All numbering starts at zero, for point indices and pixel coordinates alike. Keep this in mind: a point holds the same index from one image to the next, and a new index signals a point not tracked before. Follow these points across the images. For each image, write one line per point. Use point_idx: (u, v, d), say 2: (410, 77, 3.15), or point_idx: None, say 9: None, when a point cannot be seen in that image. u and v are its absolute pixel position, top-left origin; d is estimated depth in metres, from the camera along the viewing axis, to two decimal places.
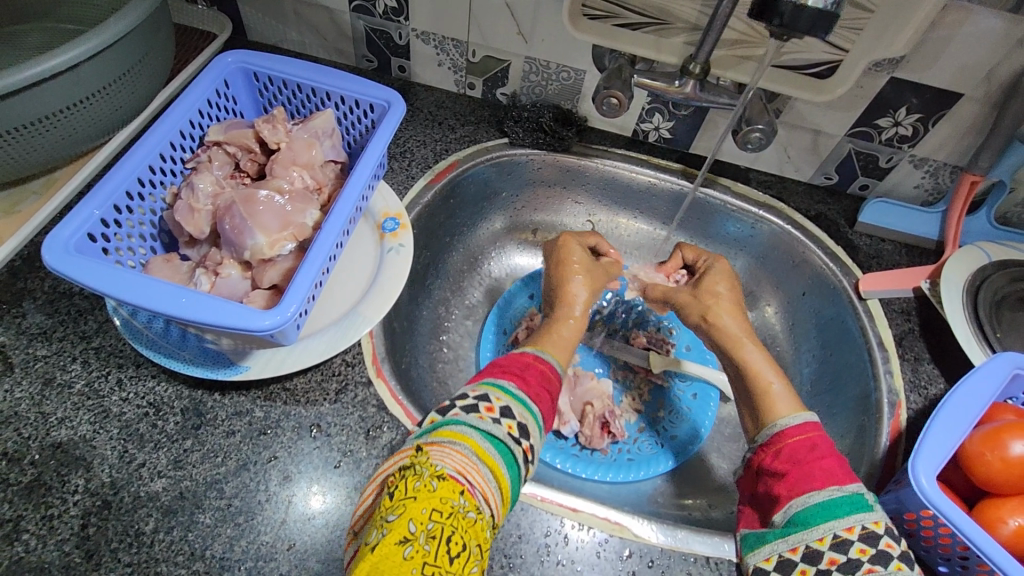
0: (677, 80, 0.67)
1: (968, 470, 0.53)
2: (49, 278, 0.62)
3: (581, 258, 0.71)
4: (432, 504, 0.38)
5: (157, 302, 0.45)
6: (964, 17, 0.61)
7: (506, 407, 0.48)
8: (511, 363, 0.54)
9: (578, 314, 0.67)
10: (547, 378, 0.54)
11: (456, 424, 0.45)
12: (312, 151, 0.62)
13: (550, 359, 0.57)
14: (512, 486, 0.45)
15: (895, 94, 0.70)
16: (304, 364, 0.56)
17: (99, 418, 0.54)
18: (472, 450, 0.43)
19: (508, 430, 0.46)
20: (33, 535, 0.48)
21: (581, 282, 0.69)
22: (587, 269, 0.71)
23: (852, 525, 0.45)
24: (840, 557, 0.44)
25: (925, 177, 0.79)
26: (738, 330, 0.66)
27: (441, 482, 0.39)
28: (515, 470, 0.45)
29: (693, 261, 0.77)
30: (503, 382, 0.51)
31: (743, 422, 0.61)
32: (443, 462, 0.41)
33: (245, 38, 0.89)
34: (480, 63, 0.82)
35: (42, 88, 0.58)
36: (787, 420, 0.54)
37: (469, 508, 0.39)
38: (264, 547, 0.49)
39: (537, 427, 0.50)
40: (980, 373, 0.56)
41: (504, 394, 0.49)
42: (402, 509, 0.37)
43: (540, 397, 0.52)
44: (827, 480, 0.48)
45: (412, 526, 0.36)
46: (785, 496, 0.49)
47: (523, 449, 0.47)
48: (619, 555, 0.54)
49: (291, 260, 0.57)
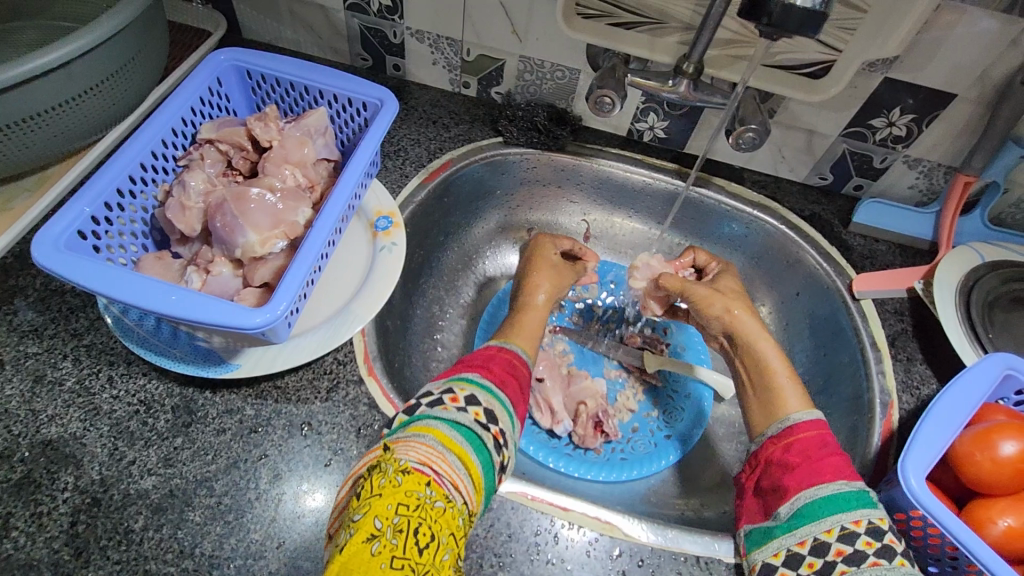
0: (671, 79, 0.67)
1: (959, 470, 0.54)
2: (41, 275, 0.62)
3: (551, 258, 0.75)
4: (397, 498, 0.38)
5: (147, 299, 0.45)
6: (957, 17, 0.61)
7: (471, 396, 0.49)
8: (476, 357, 0.55)
9: (541, 302, 0.69)
10: (512, 365, 0.55)
11: (423, 418, 0.45)
12: (304, 149, 0.61)
13: (514, 348, 0.58)
14: (485, 474, 0.45)
15: (889, 94, 0.70)
16: (294, 362, 0.56)
17: (89, 415, 0.54)
18: (437, 440, 0.43)
19: (475, 417, 0.47)
20: (22, 532, 0.48)
21: (543, 276, 0.72)
22: (553, 267, 0.74)
23: (859, 518, 0.45)
24: (847, 548, 0.44)
25: (919, 178, 0.79)
26: (756, 326, 0.66)
27: (406, 476, 0.40)
28: (487, 456, 0.45)
29: (704, 264, 0.78)
30: (467, 373, 0.51)
31: (748, 412, 0.61)
32: (408, 456, 0.41)
33: (240, 35, 0.89)
34: (475, 62, 0.82)
35: (35, 85, 0.58)
36: (801, 414, 0.55)
37: (437, 497, 0.40)
38: (254, 545, 0.49)
39: (507, 414, 0.50)
40: (970, 373, 0.56)
41: (468, 384, 0.50)
42: (368, 507, 0.38)
43: (506, 383, 0.53)
44: (836, 474, 0.49)
45: (377, 522, 0.37)
46: (793, 488, 0.49)
47: (492, 435, 0.47)
48: (608, 554, 0.54)
49: (283, 258, 0.57)
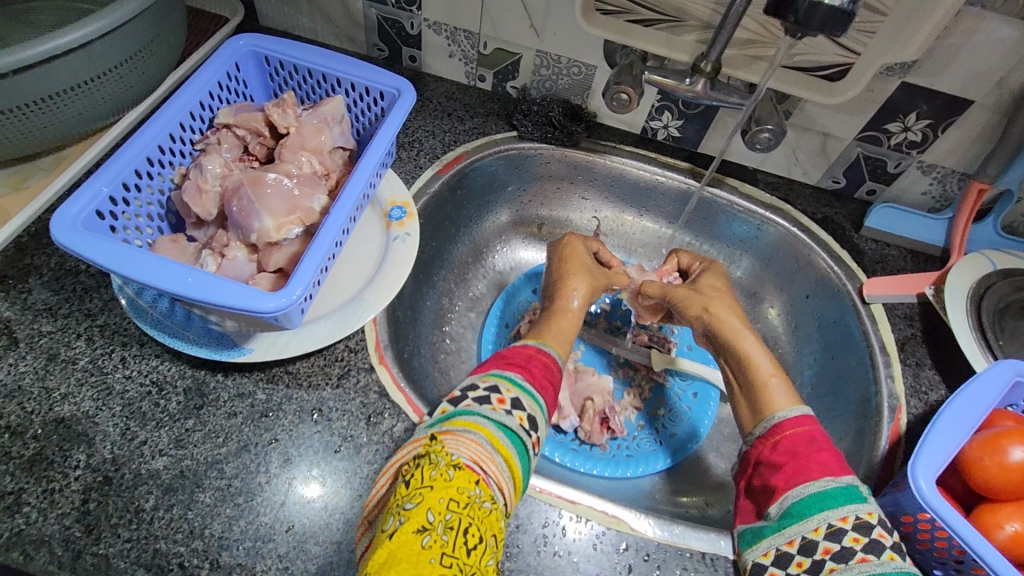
0: (688, 78, 0.67)
1: (967, 475, 0.54)
2: (57, 255, 0.62)
3: (583, 259, 0.72)
4: (449, 493, 0.39)
5: (162, 279, 0.45)
6: (976, 23, 0.61)
7: (516, 399, 0.49)
8: (515, 355, 0.55)
9: (576, 307, 0.67)
10: (550, 371, 0.55)
11: (470, 414, 0.46)
12: (320, 136, 0.62)
13: (552, 352, 0.57)
14: (523, 478, 0.46)
15: (906, 99, 0.70)
16: (306, 349, 0.57)
17: (102, 395, 0.54)
18: (486, 440, 0.44)
19: (520, 422, 0.48)
20: (34, 508, 0.48)
21: (579, 279, 0.69)
22: (585, 268, 0.71)
23: (846, 515, 0.45)
24: (835, 546, 0.44)
25: (933, 184, 0.79)
26: (739, 323, 0.64)
27: (457, 471, 0.41)
28: (526, 460, 0.47)
29: (687, 266, 0.77)
30: (511, 373, 0.52)
31: (740, 413, 0.59)
32: (460, 451, 0.42)
33: (257, 23, 0.89)
34: (491, 55, 0.82)
35: (56, 64, 0.58)
36: (788, 412, 0.54)
37: (485, 498, 0.41)
38: (263, 528, 0.50)
39: (544, 419, 0.51)
40: (981, 379, 0.56)
41: (514, 386, 0.50)
42: (420, 498, 0.38)
43: (545, 389, 0.53)
44: (823, 472, 0.48)
45: (429, 515, 0.37)
46: (781, 488, 0.49)
47: (532, 441, 0.48)
48: (615, 548, 0.54)
49: (298, 244, 0.57)
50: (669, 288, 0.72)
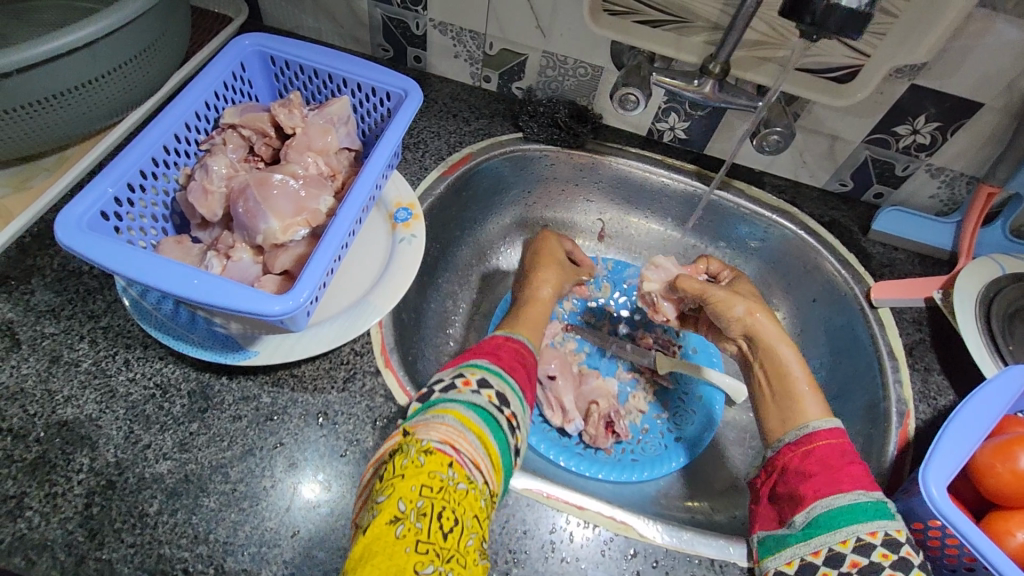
0: (696, 79, 0.67)
1: (979, 481, 0.53)
2: (59, 256, 0.61)
3: (556, 255, 0.77)
4: (421, 480, 0.38)
5: (167, 281, 0.44)
6: (986, 25, 0.61)
7: (482, 379, 0.49)
8: (484, 345, 0.56)
9: (546, 297, 0.72)
10: (521, 353, 0.56)
11: (440, 403, 0.46)
12: (327, 137, 0.61)
13: (523, 339, 0.59)
14: (501, 454, 0.45)
15: (916, 101, 0.69)
16: (312, 352, 0.56)
17: (105, 398, 0.54)
18: (456, 420, 0.43)
19: (489, 399, 0.48)
20: (37, 512, 0.48)
21: (549, 272, 0.74)
22: (556, 262, 0.76)
23: (875, 530, 0.45)
24: (863, 560, 0.44)
25: (941, 187, 0.79)
26: (776, 331, 0.64)
27: (428, 456, 0.40)
28: (503, 436, 0.46)
29: (716, 272, 0.77)
30: (476, 359, 0.52)
31: (764, 418, 0.60)
32: (429, 437, 0.41)
33: (261, 22, 0.88)
34: (497, 56, 0.82)
35: (60, 63, 0.58)
36: (820, 422, 0.54)
37: (459, 479, 0.40)
38: (268, 533, 0.49)
39: (517, 396, 0.51)
40: (992, 384, 0.55)
41: (479, 368, 0.50)
42: (391, 489, 0.38)
43: (515, 369, 0.54)
44: (854, 485, 0.48)
45: (401, 505, 0.37)
46: (810, 497, 0.49)
47: (507, 416, 0.48)
48: (624, 554, 0.54)
49: (305, 246, 0.56)
50: (708, 287, 0.68)
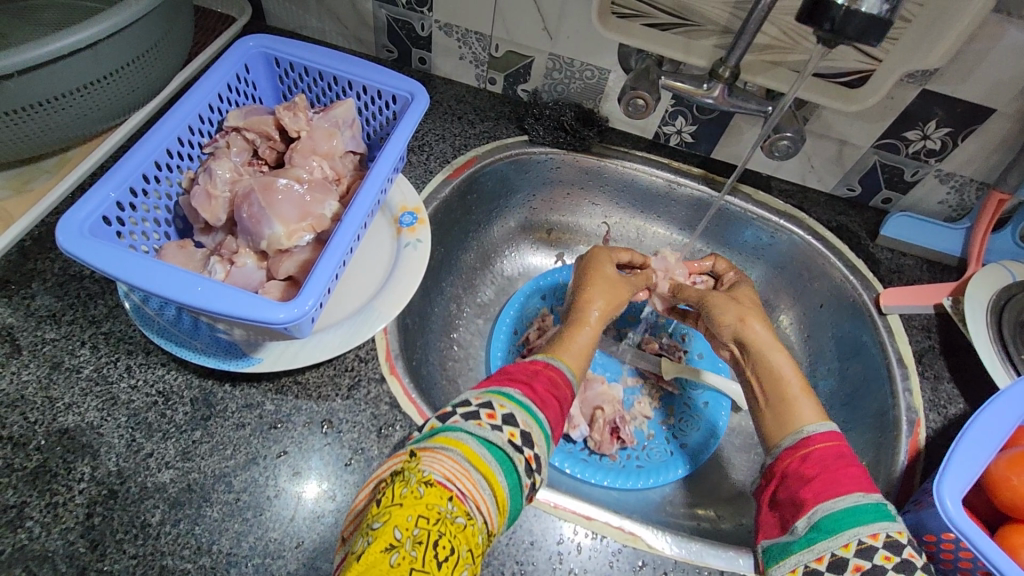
0: (706, 83, 0.66)
1: (993, 493, 0.53)
2: (61, 260, 0.61)
3: (605, 272, 0.71)
4: (418, 510, 0.37)
5: (169, 287, 0.43)
6: (1001, 30, 0.60)
7: (509, 415, 0.47)
8: (519, 370, 0.54)
9: (594, 319, 0.66)
10: (555, 386, 0.54)
11: (454, 430, 0.44)
12: (332, 141, 0.60)
13: (560, 366, 0.56)
14: (510, 497, 0.44)
15: (927, 106, 0.69)
16: (317, 359, 0.55)
17: (107, 405, 0.53)
18: (463, 455, 0.42)
19: (509, 438, 0.46)
20: (37, 523, 0.47)
21: (598, 290, 0.68)
22: (606, 280, 0.70)
23: (876, 532, 0.43)
24: (865, 564, 0.42)
25: (950, 193, 0.78)
26: (768, 336, 0.64)
27: (428, 488, 0.39)
28: (515, 480, 0.44)
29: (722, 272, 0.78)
30: (508, 388, 0.50)
31: (762, 423, 0.59)
32: (432, 467, 0.40)
33: (264, 22, 0.88)
34: (503, 58, 0.81)
35: (62, 65, 0.57)
36: (816, 426, 0.53)
37: (458, 513, 0.38)
38: (272, 544, 0.48)
39: (543, 436, 0.49)
40: (1005, 395, 0.55)
41: (508, 401, 0.48)
42: (388, 516, 0.37)
43: (547, 404, 0.51)
44: (855, 486, 0.47)
45: (397, 532, 0.36)
46: (811, 501, 0.47)
47: (524, 457, 0.46)
48: (632, 565, 0.53)
49: (309, 252, 0.55)
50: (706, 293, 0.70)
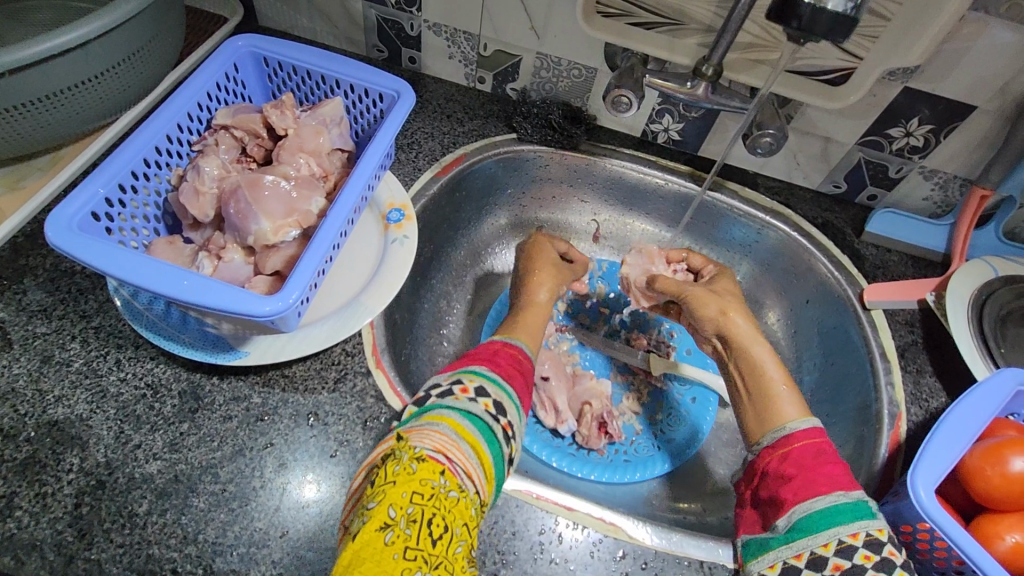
0: (689, 81, 0.66)
1: (968, 484, 0.53)
2: (51, 256, 0.61)
3: (549, 255, 0.74)
4: (412, 487, 0.38)
5: (156, 281, 0.44)
6: (979, 28, 0.61)
7: (480, 387, 0.48)
8: (481, 351, 0.55)
9: (542, 300, 0.68)
10: (518, 360, 0.55)
11: (435, 408, 0.45)
12: (319, 138, 0.61)
13: (519, 344, 0.58)
14: (496, 466, 0.45)
15: (908, 103, 0.69)
16: (303, 352, 0.56)
17: (96, 397, 0.54)
18: (451, 429, 0.43)
19: (485, 408, 0.47)
20: (26, 512, 0.48)
21: (544, 273, 0.71)
22: (551, 265, 0.72)
23: (856, 531, 0.44)
24: (845, 563, 0.44)
25: (934, 190, 0.79)
26: (750, 329, 0.64)
27: (420, 463, 0.40)
28: (497, 448, 0.45)
29: (699, 267, 0.79)
30: (474, 366, 0.51)
31: (743, 417, 0.59)
32: (422, 443, 0.41)
33: (257, 23, 0.89)
34: (491, 57, 0.82)
35: (51, 64, 0.58)
36: (798, 423, 0.53)
37: (450, 487, 0.40)
38: (257, 534, 0.49)
39: (514, 406, 0.50)
40: (982, 387, 0.55)
41: (476, 375, 0.50)
42: (383, 495, 0.38)
43: (513, 377, 0.52)
44: (832, 486, 0.48)
45: (391, 511, 0.37)
46: (790, 501, 0.48)
47: (501, 426, 0.47)
48: (612, 555, 0.54)
49: (296, 247, 0.56)
50: (686, 287, 0.70)
